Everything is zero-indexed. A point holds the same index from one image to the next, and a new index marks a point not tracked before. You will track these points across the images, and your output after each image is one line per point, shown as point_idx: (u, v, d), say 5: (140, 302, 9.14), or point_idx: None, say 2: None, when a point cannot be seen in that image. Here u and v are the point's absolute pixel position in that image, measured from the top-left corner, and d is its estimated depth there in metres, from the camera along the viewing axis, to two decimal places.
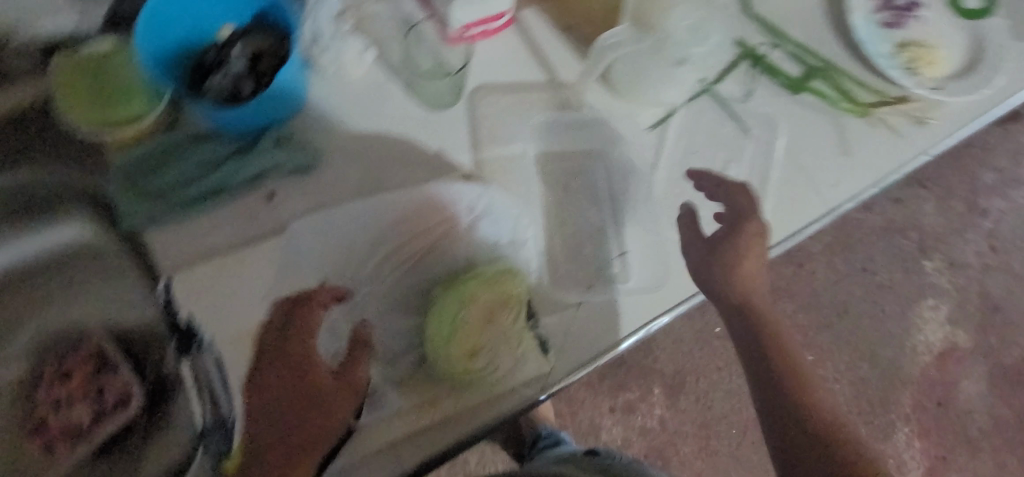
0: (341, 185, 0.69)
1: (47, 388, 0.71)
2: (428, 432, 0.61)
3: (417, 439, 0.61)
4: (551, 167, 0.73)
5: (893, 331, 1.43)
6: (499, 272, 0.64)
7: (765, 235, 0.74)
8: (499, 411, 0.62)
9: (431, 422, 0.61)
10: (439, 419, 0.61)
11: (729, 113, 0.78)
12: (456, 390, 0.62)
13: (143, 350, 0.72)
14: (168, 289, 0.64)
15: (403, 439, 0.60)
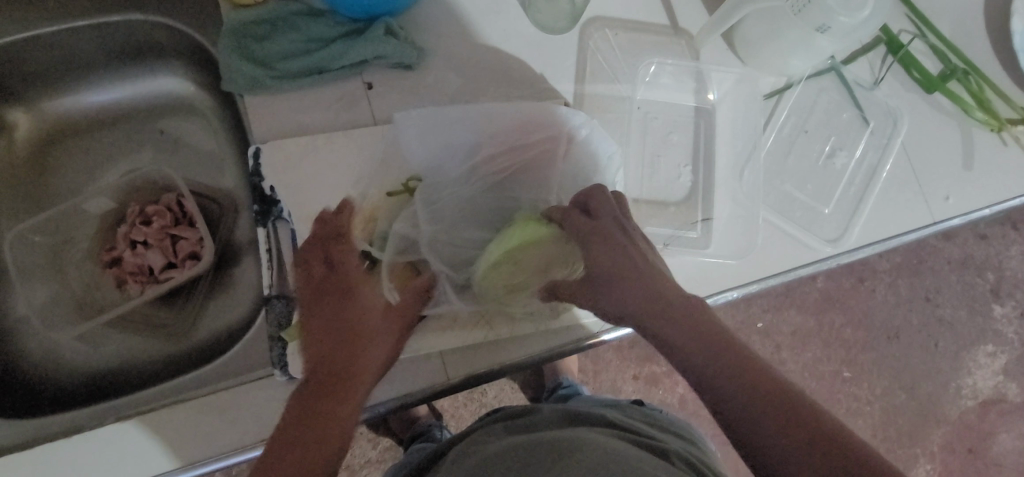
0: (438, 92, 0.67)
1: (126, 228, 0.73)
2: (480, 349, 0.64)
3: (468, 353, 0.63)
4: (654, 120, 0.71)
5: (943, 367, 1.37)
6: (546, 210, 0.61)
7: (857, 232, 0.69)
8: (551, 343, 0.65)
9: (485, 339, 0.63)
10: (492, 339, 0.63)
11: (850, 100, 0.73)
12: (513, 315, 0.64)
13: (225, 212, 0.75)
14: (257, 156, 0.63)
15: (454, 352, 0.63)
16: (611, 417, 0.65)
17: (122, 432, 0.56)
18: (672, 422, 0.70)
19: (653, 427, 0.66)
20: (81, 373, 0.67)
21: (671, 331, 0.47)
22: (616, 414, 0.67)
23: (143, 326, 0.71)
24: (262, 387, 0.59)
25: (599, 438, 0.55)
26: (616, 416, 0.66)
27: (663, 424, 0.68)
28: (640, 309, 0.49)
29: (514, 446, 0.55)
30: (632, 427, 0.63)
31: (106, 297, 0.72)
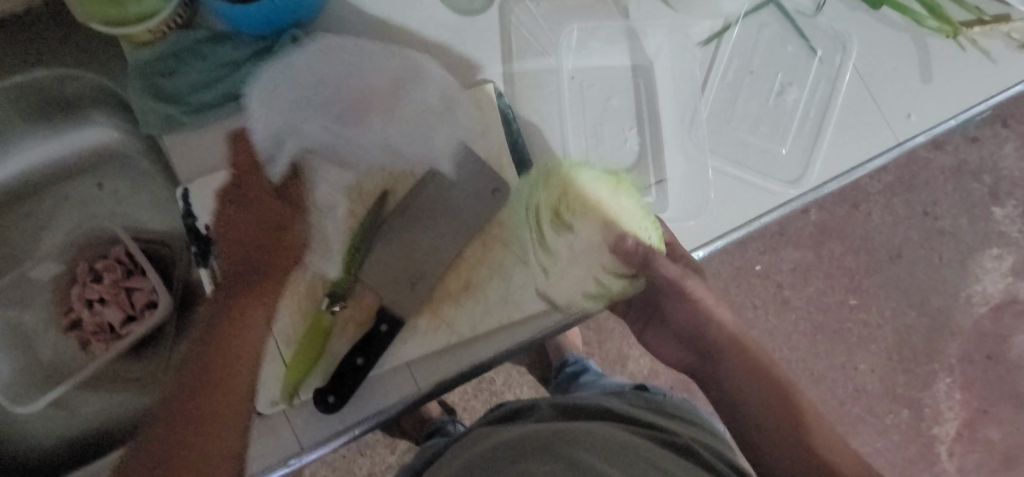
0: (358, 99, 0.64)
1: (79, 289, 0.72)
2: (449, 352, 0.62)
3: (437, 357, 0.62)
4: (591, 89, 0.67)
5: (949, 278, 1.34)
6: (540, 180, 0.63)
7: (813, 170, 0.66)
8: (523, 334, 0.63)
9: (450, 341, 0.61)
10: (457, 340, 0.61)
11: (793, 30, 0.69)
12: (478, 310, 0.62)
13: (171, 259, 0.74)
14: (185, 198, 0.61)
15: (420, 359, 0.61)
16: (615, 406, 0.64)
17: None
18: (678, 406, 0.69)
19: (657, 414, 0.65)
20: (63, 437, 0.68)
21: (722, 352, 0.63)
22: (619, 403, 0.66)
23: (116, 382, 0.71)
24: None
25: (601, 428, 0.55)
26: (620, 405, 0.65)
27: (667, 409, 0.67)
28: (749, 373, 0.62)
29: (519, 436, 0.55)
30: (636, 417, 0.62)
31: (74, 361, 0.71)
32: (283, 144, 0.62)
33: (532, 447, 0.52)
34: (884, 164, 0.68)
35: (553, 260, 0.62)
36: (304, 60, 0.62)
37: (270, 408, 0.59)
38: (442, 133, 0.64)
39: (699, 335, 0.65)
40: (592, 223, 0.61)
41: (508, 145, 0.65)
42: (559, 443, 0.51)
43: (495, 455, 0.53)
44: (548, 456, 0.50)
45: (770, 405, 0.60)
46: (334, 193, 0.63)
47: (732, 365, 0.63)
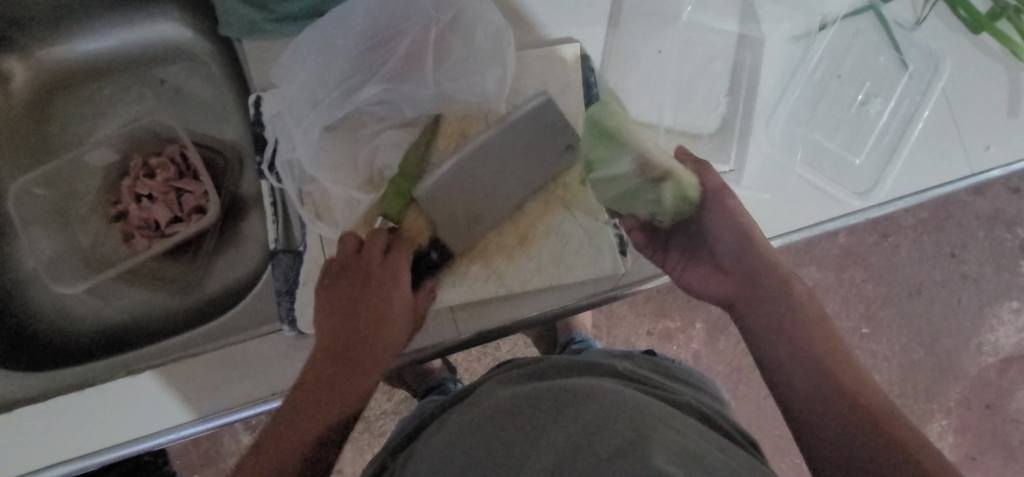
0: (444, 36, 0.59)
1: (130, 181, 0.71)
2: (494, 302, 0.61)
3: (481, 306, 0.61)
4: (674, 66, 0.66)
5: (965, 323, 1.33)
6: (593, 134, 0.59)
7: (885, 183, 0.65)
8: (569, 296, 0.63)
9: (498, 292, 0.61)
10: (505, 293, 0.61)
11: (887, 41, 0.68)
12: (530, 266, 0.61)
13: (225, 165, 0.73)
14: (256, 105, 0.60)
15: (464, 305, 0.61)
16: (625, 369, 0.59)
17: (136, 384, 0.56)
18: (684, 373, 0.66)
19: (670, 380, 0.61)
20: (89, 324, 0.67)
21: (765, 292, 0.57)
22: (628, 365, 0.62)
23: (150, 280, 0.70)
24: (271, 340, 0.58)
25: (619, 388, 0.49)
26: (632, 369, 0.60)
27: (676, 375, 0.64)
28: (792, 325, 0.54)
29: (521, 397, 0.47)
30: (652, 380, 0.58)
31: (114, 250, 0.71)
32: (357, 79, 0.58)
33: (552, 403, 0.44)
34: (955, 190, 0.67)
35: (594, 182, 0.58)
36: (361, 2, 0.58)
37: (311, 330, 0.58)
38: (523, 85, 0.62)
39: (750, 284, 0.58)
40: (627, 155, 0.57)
41: (585, 108, 0.63)
42: (584, 394, 0.44)
43: (483, 422, 0.45)
44: (574, 407, 0.43)
45: (822, 371, 0.51)
46: (401, 130, 0.60)
47: (790, 319, 0.55)
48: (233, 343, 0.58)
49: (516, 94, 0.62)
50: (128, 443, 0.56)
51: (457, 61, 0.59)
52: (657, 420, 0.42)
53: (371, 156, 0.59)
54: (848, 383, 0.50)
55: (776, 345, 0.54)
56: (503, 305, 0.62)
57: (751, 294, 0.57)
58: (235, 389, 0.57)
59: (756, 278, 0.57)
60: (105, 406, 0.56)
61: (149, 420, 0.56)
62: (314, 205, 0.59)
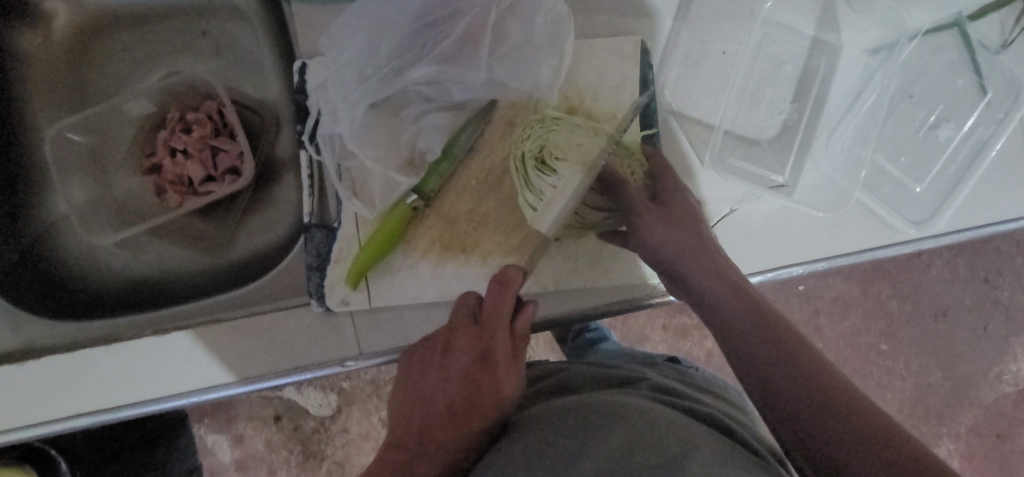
0: (503, 19, 0.55)
1: (166, 134, 0.70)
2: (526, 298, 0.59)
3: None
4: (736, 69, 0.62)
5: (987, 351, 1.23)
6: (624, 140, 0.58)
7: (943, 215, 0.62)
8: (604, 300, 0.60)
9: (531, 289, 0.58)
10: (538, 290, 0.58)
11: (968, 63, 0.64)
12: (564, 262, 0.59)
13: (262, 127, 0.71)
14: (302, 73, 0.58)
15: None
16: (661, 381, 0.56)
17: (163, 344, 0.57)
18: (708, 382, 0.64)
19: (694, 389, 0.59)
20: (119, 277, 0.68)
21: (694, 275, 0.52)
22: (654, 374, 0.60)
23: (180, 237, 0.70)
24: (297, 314, 0.58)
25: (650, 402, 0.48)
26: (661, 378, 0.58)
27: (700, 385, 0.62)
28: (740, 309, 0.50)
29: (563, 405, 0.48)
30: (682, 391, 0.55)
31: (146, 202, 0.71)
32: (408, 56, 0.55)
33: (581, 415, 0.45)
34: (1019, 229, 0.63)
35: (541, 201, 0.58)
36: None
37: (337, 307, 0.56)
38: (577, 77, 0.60)
39: (682, 274, 0.53)
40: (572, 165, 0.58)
41: (639, 107, 0.60)
42: (613, 406, 0.46)
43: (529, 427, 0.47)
44: (603, 422, 0.44)
45: (785, 364, 0.46)
46: (445, 113, 0.58)
47: (730, 308, 0.50)
48: (260, 313, 0.58)
49: (570, 86, 0.60)
50: (150, 401, 0.56)
51: (514, 47, 0.56)
52: (693, 434, 0.43)
53: (414, 137, 0.57)
54: (802, 362, 0.46)
55: (734, 337, 0.49)
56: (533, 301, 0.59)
57: (685, 280, 0.53)
58: (258, 358, 0.57)
59: (685, 273, 0.53)
60: (129, 362, 0.57)
61: (172, 380, 0.57)
62: (351, 181, 0.57)
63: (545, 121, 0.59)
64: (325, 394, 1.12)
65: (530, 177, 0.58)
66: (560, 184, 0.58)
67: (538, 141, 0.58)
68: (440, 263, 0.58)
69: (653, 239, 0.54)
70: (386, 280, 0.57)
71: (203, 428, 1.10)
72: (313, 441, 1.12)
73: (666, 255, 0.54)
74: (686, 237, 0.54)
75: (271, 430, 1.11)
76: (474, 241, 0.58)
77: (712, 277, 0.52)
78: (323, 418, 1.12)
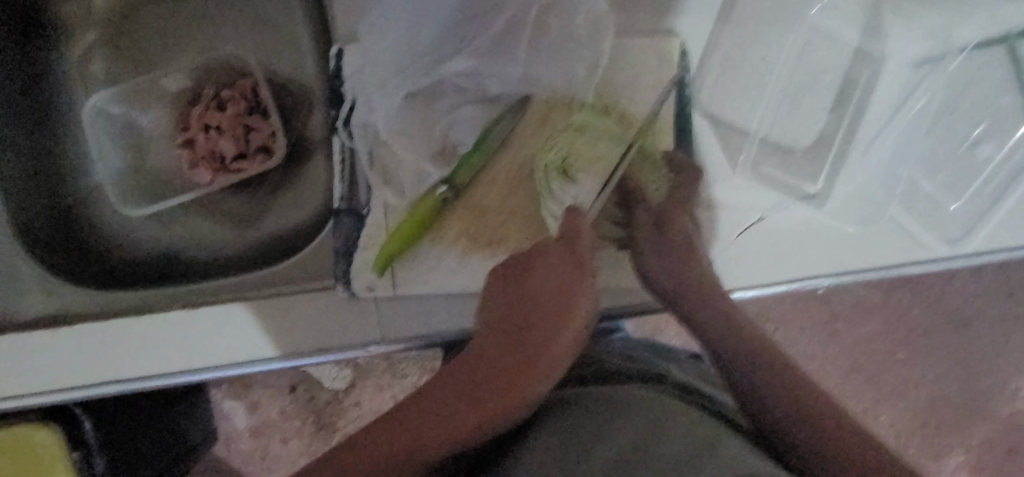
0: (542, 16, 0.55)
1: (200, 110, 0.70)
2: None
3: None
4: (774, 74, 0.61)
5: (1007, 367, 1.21)
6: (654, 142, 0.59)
7: (977, 234, 0.61)
8: (625, 302, 0.60)
9: None
10: None
11: (1017, 80, 0.62)
12: None
13: (296, 108, 0.72)
14: (339, 58, 0.59)
15: None
16: (682, 379, 0.56)
17: (190, 319, 0.58)
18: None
19: (717, 389, 0.58)
20: (151, 248, 0.69)
21: (693, 304, 0.58)
22: (678, 373, 0.59)
23: (212, 211, 0.71)
24: (323, 296, 0.59)
25: (666, 397, 0.48)
26: (684, 376, 0.57)
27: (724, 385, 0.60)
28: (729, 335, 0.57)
29: (579, 398, 0.49)
30: (704, 392, 0.54)
31: (177, 176, 0.72)
32: (447, 48, 0.56)
33: (598, 409, 0.46)
34: None
35: (564, 211, 0.57)
36: None
37: (364, 292, 0.57)
38: (613, 74, 0.59)
39: (679, 302, 0.58)
40: (594, 177, 0.58)
41: (674, 110, 0.60)
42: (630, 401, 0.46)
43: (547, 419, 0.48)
44: (620, 417, 0.44)
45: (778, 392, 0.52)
46: (479, 106, 0.57)
47: (714, 326, 0.57)
48: (285, 294, 0.59)
49: (606, 85, 0.59)
50: (177, 374, 0.58)
51: (552, 45, 0.55)
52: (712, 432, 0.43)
53: (447, 129, 0.57)
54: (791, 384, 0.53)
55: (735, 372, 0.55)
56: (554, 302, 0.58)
57: (681, 308, 0.58)
58: (281, 338, 0.58)
59: (683, 302, 0.58)
60: (157, 335, 0.58)
61: (198, 355, 0.58)
62: (382, 170, 0.58)
63: (576, 127, 0.57)
64: (340, 367, 1.14)
65: (557, 187, 0.56)
66: (583, 196, 0.57)
67: (566, 150, 0.56)
68: (465, 255, 0.58)
69: (653, 271, 0.58)
70: (411, 270, 0.58)
71: (220, 393, 1.14)
72: (327, 413, 1.14)
73: (668, 286, 0.57)
74: (683, 266, 0.58)
75: (286, 398, 1.14)
76: (499, 236, 0.58)
77: (707, 306, 0.58)
78: (337, 390, 1.14)
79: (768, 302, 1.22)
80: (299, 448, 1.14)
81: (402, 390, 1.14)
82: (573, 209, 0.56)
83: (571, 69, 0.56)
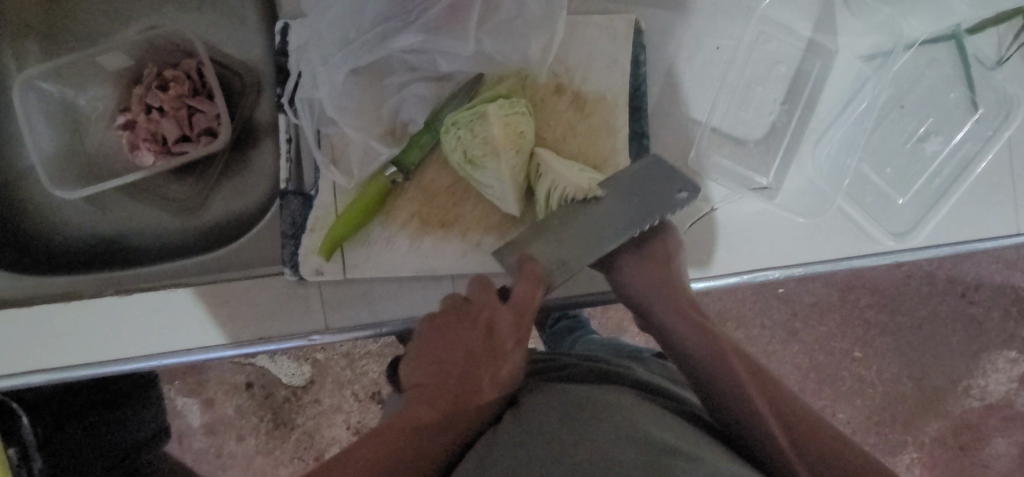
0: None
1: (142, 90, 0.68)
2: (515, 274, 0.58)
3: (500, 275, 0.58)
4: (728, 64, 0.61)
5: (958, 364, 1.23)
6: (607, 122, 0.58)
7: (923, 230, 0.61)
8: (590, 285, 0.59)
9: None
10: None
11: (962, 77, 0.63)
12: None
13: (243, 87, 0.69)
14: (284, 34, 0.57)
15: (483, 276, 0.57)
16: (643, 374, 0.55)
17: (123, 305, 0.56)
18: None
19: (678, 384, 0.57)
20: (89, 234, 0.66)
21: (663, 314, 0.54)
22: (641, 367, 0.58)
23: (152, 197, 0.68)
24: (267, 283, 0.56)
25: (629, 402, 0.46)
26: (647, 373, 0.56)
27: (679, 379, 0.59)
28: (702, 342, 0.52)
29: (552, 404, 0.46)
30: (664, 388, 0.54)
31: (118, 158, 0.69)
32: (394, 22, 0.53)
33: (557, 421, 0.44)
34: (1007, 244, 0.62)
35: (488, 188, 0.55)
36: None
37: (312, 276, 0.55)
38: (567, 56, 0.58)
39: (653, 313, 0.55)
40: (498, 161, 0.54)
41: (630, 89, 0.58)
42: (590, 413, 0.44)
43: (522, 428, 0.44)
44: (577, 430, 0.42)
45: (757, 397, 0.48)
46: (429, 84, 0.57)
47: (689, 345, 0.52)
48: (226, 281, 0.56)
49: (561, 64, 0.58)
50: (110, 362, 0.56)
51: (504, 23, 0.54)
52: (674, 437, 0.42)
53: (397, 106, 0.56)
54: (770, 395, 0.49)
55: (704, 376, 0.50)
56: (472, 287, 0.57)
57: (650, 316, 0.55)
58: (222, 326, 0.56)
59: (656, 315, 0.55)
60: (91, 323, 0.56)
61: (133, 344, 0.56)
62: (331, 149, 0.56)
63: (469, 117, 0.54)
64: (298, 364, 1.11)
65: (469, 174, 0.55)
66: (492, 181, 0.54)
67: (462, 145, 0.54)
68: (418, 237, 0.57)
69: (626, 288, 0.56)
70: (363, 251, 0.56)
71: (173, 390, 1.10)
72: (284, 411, 1.11)
73: (639, 297, 0.55)
74: (659, 278, 0.55)
75: (242, 396, 1.10)
76: (454, 216, 0.57)
77: (676, 314, 0.54)
78: (295, 388, 1.11)
79: (731, 301, 1.22)
80: (255, 447, 1.11)
81: (362, 387, 1.11)
82: (490, 186, 0.55)
83: (523, 47, 0.55)
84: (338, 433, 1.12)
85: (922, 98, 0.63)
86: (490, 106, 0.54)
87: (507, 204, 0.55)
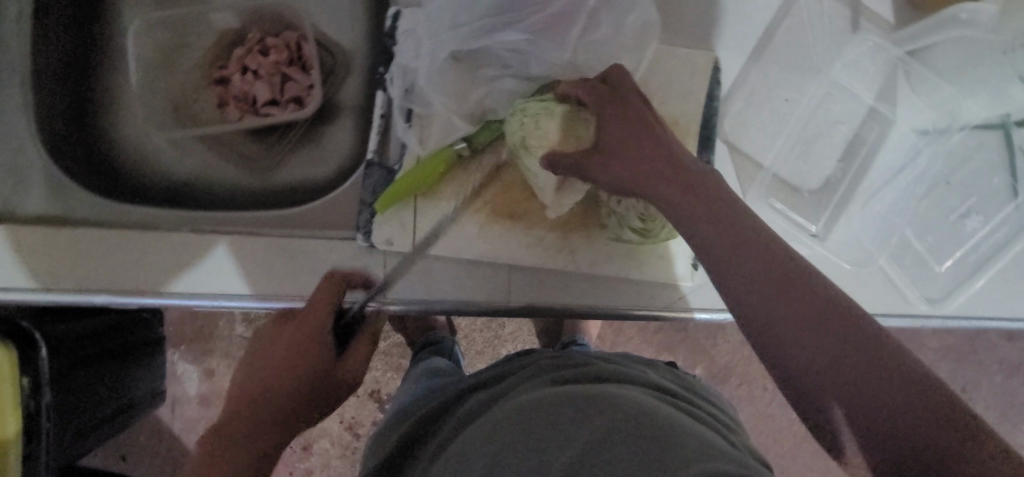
0: (596, 9, 0.58)
1: (243, 52, 0.73)
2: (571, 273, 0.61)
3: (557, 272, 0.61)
4: (792, 114, 0.65)
5: None
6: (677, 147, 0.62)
7: (953, 300, 0.64)
8: (643, 299, 0.62)
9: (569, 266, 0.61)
10: (587, 269, 0.61)
11: (1007, 165, 0.67)
12: (609, 250, 0.61)
13: (335, 66, 0.74)
14: (395, 19, 0.61)
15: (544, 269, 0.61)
16: (655, 380, 0.55)
17: (190, 241, 0.58)
18: (701, 389, 0.62)
19: (697, 397, 0.57)
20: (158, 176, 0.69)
21: (732, 261, 0.43)
22: (653, 374, 0.58)
23: (224, 151, 0.71)
24: (335, 246, 0.59)
25: (654, 401, 0.45)
26: (658, 379, 0.56)
27: (700, 393, 0.60)
28: (768, 283, 0.42)
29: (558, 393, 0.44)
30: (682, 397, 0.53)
31: (204, 110, 0.73)
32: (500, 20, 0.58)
33: (562, 413, 0.41)
34: None
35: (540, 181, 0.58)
36: None
37: (382, 245, 0.59)
38: (649, 81, 0.62)
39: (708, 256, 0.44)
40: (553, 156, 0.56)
41: (701, 119, 0.63)
42: (606, 399, 0.42)
43: (519, 416, 0.43)
44: (590, 411, 0.40)
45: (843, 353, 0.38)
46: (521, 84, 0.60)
47: (755, 293, 0.42)
48: (294, 236, 0.59)
49: (642, 86, 0.62)
50: (166, 295, 0.57)
51: (601, 39, 0.59)
52: (713, 436, 0.42)
53: (483, 96, 0.60)
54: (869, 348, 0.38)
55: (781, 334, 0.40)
56: (528, 281, 0.61)
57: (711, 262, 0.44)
58: (281, 278, 0.58)
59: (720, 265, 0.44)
60: (153, 254, 0.57)
61: (190, 280, 0.57)
62: (418, 127, 0.60)
63: (537, 110, 0.57)
64: None
65: (524, 163, 0.58)
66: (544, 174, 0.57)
67: (522, 132, 0.56)
68: (487, 224, 0.60)
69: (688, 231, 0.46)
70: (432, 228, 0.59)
71: (177, 354, 1.10)
72: None
73: (704, 240, 0.45)
74: (713, 215, 0.46)
75: None
76: (524, 210, 0.60)
77: (737, 253, 0.43)
78: None
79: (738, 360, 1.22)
80: None
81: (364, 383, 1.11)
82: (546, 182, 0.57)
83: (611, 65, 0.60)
84: (331, 426, 1.09)
85: (968, 177, 0.67)
86: (561, 107, 0.57)
87: (560, 203, 0.59)
